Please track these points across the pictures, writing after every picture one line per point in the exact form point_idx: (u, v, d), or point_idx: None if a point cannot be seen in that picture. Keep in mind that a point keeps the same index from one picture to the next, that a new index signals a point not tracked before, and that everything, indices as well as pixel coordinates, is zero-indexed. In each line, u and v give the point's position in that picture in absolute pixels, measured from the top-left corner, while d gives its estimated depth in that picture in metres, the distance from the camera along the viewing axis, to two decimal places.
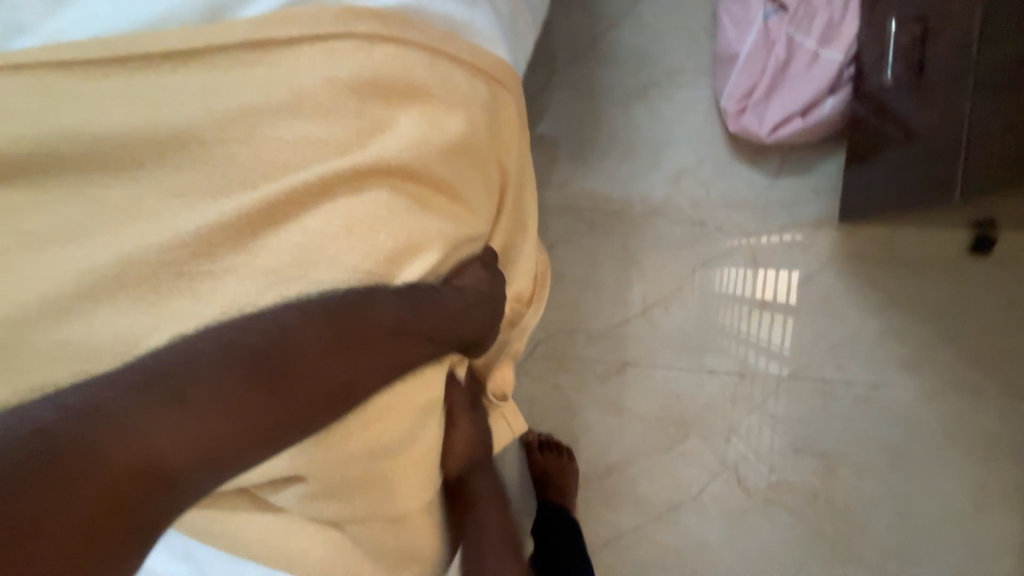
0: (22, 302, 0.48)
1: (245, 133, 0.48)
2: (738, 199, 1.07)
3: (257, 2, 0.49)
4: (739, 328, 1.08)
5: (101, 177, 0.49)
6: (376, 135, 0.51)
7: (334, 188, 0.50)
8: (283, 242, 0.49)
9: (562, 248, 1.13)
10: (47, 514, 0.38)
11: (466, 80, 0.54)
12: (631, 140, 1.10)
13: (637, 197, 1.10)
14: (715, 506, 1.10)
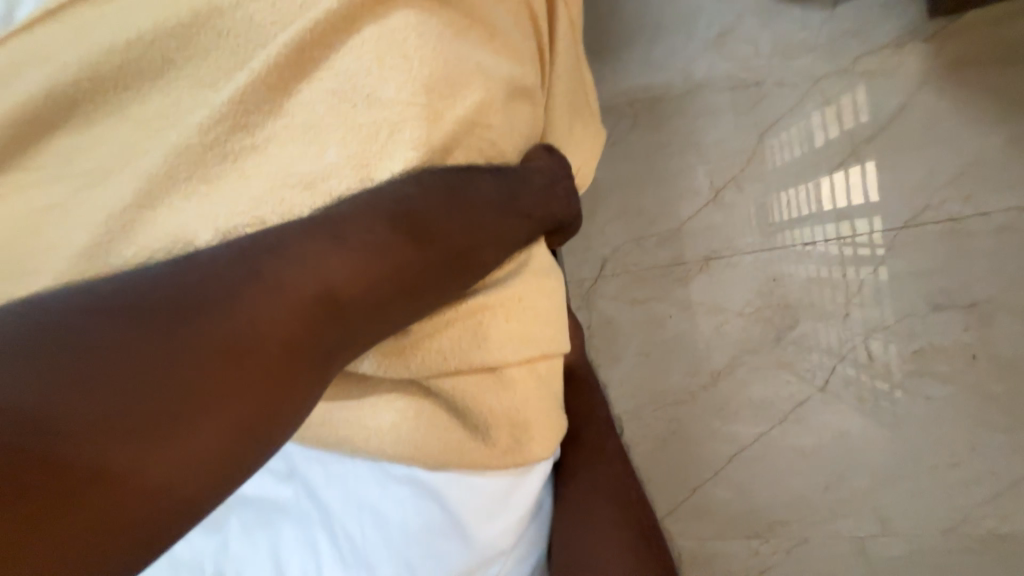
0: (106, 232, 0.48)
1: (283, 2, 0.46)
2: (794, 45, 0.95)
3: None
4: (824, 187, 0.96)
5: (141, 90, 0.49)
6: None
7: (361, 19, 0.47)
8: (317, 91, 0.47)
9: (608, 153, 1.04)
10: (251, 327, 0.38)
11: None
12: (656, 16, 1.00)
13: (678, 76, 1.00)
14: (849, 393, 0.97)
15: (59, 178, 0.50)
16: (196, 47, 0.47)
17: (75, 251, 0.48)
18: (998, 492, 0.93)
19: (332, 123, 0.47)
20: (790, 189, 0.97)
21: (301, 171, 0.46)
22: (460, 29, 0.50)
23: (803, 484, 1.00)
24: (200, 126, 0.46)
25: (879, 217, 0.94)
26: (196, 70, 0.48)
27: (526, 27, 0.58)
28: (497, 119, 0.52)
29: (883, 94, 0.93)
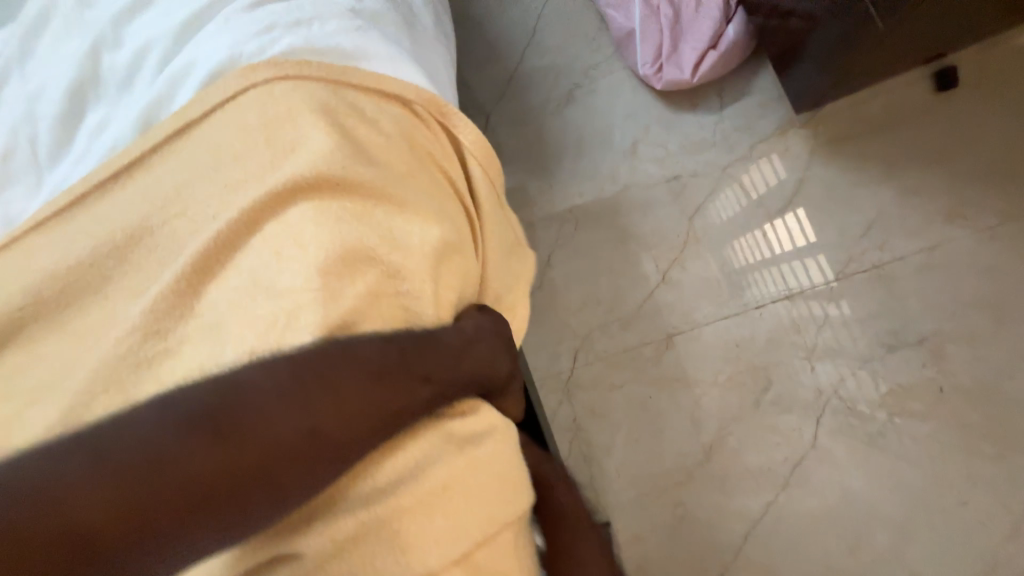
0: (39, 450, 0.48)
1: (207, 213, 0.54)
2: (698, 143, 1.11)
3: (180, 95, 0.62)
4: (760, 251, 1.06)
5: (86, 303, 0.54)
6: (291, 154, 0.56)
7: (261, 216, 0.54)
8: (223, 290, 0.51)
9: (559, 254, 1.13)
10: (188, 500, 0.36)
11: (373, 104, 0.63)
12: (578, 136, 1.16)
13: (607, 181, 1.14)
14: (838, 445, 0.98)
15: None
16: (166, 258, 0.54)
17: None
18: (1016, 523, 0.91)
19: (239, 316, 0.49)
20: (733, 243, 1.07)
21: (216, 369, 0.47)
22: (367, 203, 0.57)
23: (824, 552, 0.96)
24: (125, 334, 0.50)
25: (817, 258, 1.03)
26: (134, 279, 0.54)
27: (435, 178, 0.65)
28: (416, 268, 0.55)
29: (782, 171, 1.07)
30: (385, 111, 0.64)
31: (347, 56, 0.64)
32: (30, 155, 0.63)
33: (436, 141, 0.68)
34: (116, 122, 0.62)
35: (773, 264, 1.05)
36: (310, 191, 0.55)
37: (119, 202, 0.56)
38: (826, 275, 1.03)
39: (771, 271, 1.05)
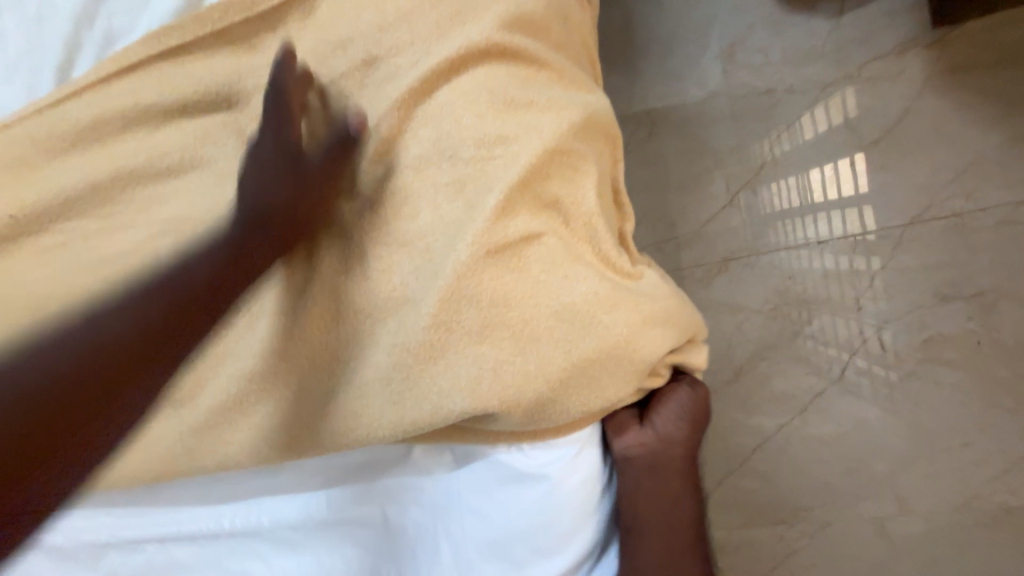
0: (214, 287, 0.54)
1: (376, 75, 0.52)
2: (804, 53, 1.01)
3: None
4: (801, 198, 1.02)
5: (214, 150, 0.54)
6: (459, 18, 0.52)
7: (432, 84, 0.51)
8: (405, 158, 0.50)
9: (626, 161, 1.08)
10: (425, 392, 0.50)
11: None
12: (671, 28, 1.05)
13: (694, 84, 1.05)
14: (866, 382, 1.02)
15: (152, 243, 0.53)
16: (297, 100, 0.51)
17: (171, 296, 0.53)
18: (1008, 467, 0.99)
19: (426, 178, 0.50)
20: (806, 167, 1.02)
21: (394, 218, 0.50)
22: (535, 76, 0.53)
23: (825, 471, 1.04)
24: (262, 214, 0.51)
25: (894, 194, 0.99)
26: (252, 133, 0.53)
27: (584, 63, 0.61)
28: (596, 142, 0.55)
29: (889, 98, 0.99)
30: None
31: None
32: None
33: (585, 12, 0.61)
34: None
35: (813, 211, 1.02)
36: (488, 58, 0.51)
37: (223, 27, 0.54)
38: (866, 226, 1.00)
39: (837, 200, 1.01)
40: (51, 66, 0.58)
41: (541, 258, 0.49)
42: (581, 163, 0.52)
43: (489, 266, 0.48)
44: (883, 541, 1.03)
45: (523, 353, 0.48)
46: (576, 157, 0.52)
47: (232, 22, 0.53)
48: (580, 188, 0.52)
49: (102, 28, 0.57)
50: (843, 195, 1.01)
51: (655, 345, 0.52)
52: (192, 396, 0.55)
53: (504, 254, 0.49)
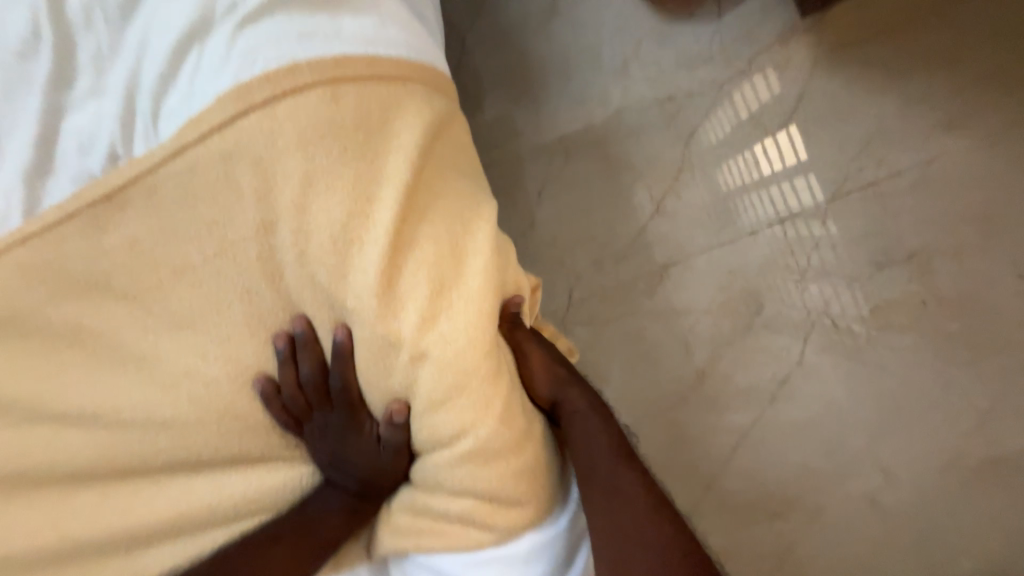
0: (107, 431, 0.52)
1: (188, 194, 0.46)
2: (694, 57, 1.04)
3: (98, 57, 0.49)
4: (746, 176, 1.03)
5: (75, 298, 0.50)
6: (268, 137, 0.44)
7: (246, 211, 0.45)
8: (245, 286, 0.46)
9: (549, 189, 1.09)
10: (329, 453, 0.50)
11: (359, 46, 0.46)
12: (564, 56, 1.08)
13: (597, 105, 1.07)
14: (825, 361, 1.02)
15: (72, 408, 0.52)
16: (134, 243, 0.48)
17: (76, 443, 0.52)
18: (980, 419, 0.98)
19: (283, 305, 0.47)
20: (719, 164, 1.04)
21: (256, 333, 0.48)
22: (365, 196, 0.45)
23: (805, 456, 1.04)
24: (148, 352, 0.50)
25: (809, 175, 1.01)
26: (108, 275, 0.49)
27: (446, 131, 0.52)
28: (473, 241, 0.48)
29: (783, 86, 1.01)
30: (382, 48, 0.48)
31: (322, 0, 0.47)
32: None
33: (446, 85, 0.53)
34: (25, 90, 0.50)
35: (764, 185, 1.03)
36: (313, 187, 0.44)
37: (68, 176, 0.51)
38: (812, 194, 1.01)
39: (758, 192, 1.03)
40: None
41: (424, 390, 0.45)
42: (431, 291, 0.45)
43: (358, 376, 0.47)
44: (877, 517, 1.01)
45: (382, 470, 0.50)
46: (411, 294, 0.45)
47: (69, 161, 0.50)
48: (438, 322, 0.45)
49: None
50: (783, 171, 1.02)
51: (509, 466, 0.47)
52: (121, 535, 0.54)
53: (384, 374, 0.46)
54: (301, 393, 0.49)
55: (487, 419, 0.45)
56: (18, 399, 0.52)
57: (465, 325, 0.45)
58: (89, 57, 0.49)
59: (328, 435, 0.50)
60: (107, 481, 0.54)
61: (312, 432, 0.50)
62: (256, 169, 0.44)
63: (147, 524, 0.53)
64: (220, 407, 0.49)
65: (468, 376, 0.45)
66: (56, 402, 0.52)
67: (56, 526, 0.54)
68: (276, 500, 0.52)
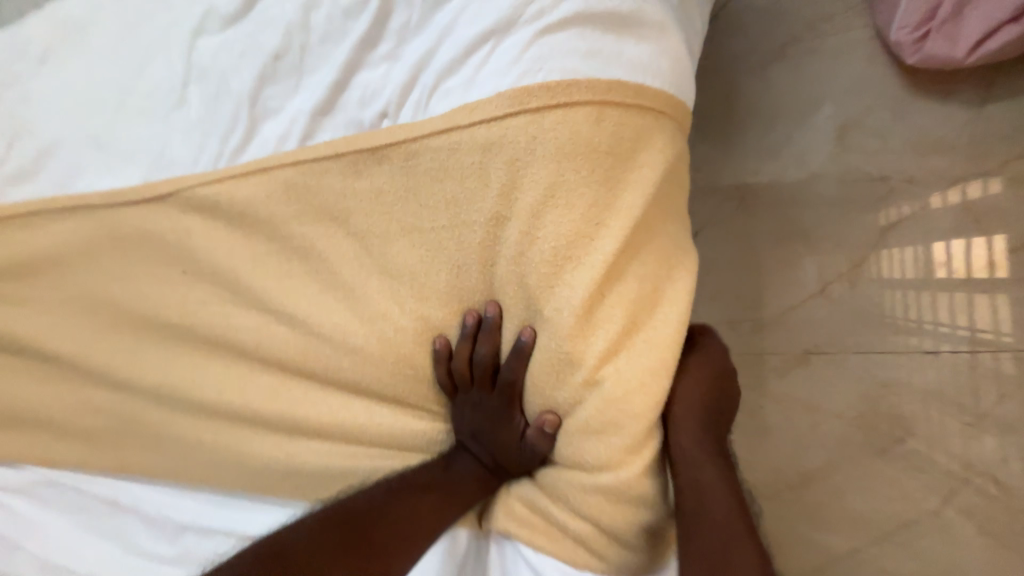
0: (305, 336, 0.62)
1: (440, 169, 0.52)
2: (929, 144, 0.92)
3: (399, 28, 0.56)
4: (944, 290, 0.90)
5: (317, 223, 0.60)
6: (528, 141, 0.47)
7: (485, 202, 0.50)
8: (458, 263, 0.52)
9: (708, 233, 1.04)
10: (473, 424, 0.56)
11: (630, 74, 0.47)
12: (773, 105, 1.01)
13: (792, 164, 0.99)
14: (967, 523, 0.88)
15: (286, 308, 0.62)
16: (379, 194, 0.56)
17: (280, 336, 0.64)
18: None
19: (485, 289, 0.52)
20: (915, 266, 0.92)
21: (452, 303, 0.54)
22: (591, 220, 0.47)
23: None
24: (358, 286, 0.58)
25: (1020, 310, 0.87)
26: (349, 214, 0.58)
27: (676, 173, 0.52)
28: (673, 288, 0.50)
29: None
30: (649, 79, 0.48)
31: (608, 22, 0.48)
32: (258, 48, 0.65)
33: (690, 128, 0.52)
34: (334, 39, 0.60)
35: (962, 306, 0.89)
36: (549, 201, 0.47)
37: (342, 121, 0.59)
38: (1016, 328, 0.87)
39: (952, 312, 0.89)
40: (218, 128, 0.69)
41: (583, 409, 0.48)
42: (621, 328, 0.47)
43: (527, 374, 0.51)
44: None
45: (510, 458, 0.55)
46: (604, 324, 0.48)
47: (346, 108, 0.59)
48: (617, 356, 0.48)
49: (263, 105, 0.65)
50: (990, 298, 0.88)
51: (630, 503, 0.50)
52: (287, 420, 0.65)
53: (554, 383, 0.49)
54: (469, 368, 0.54)
55: (628, 459, 0.48)
56: (251, 288, 0.65)
57: (644, 369, 0.48)
58: (395, 27, 0.56)
59: (477, 410, 0.55)
60: (290, 374, 0.65)
61: (464, 401, 0.56)
62: (505, 170, 0.48)
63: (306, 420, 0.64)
64: (399, 353, 0.57)
65: (628, 415, 0.47)
66: (275, 299, 0.63)
67: (243, 394, 0.68)
68: (418, 442, 0.60)
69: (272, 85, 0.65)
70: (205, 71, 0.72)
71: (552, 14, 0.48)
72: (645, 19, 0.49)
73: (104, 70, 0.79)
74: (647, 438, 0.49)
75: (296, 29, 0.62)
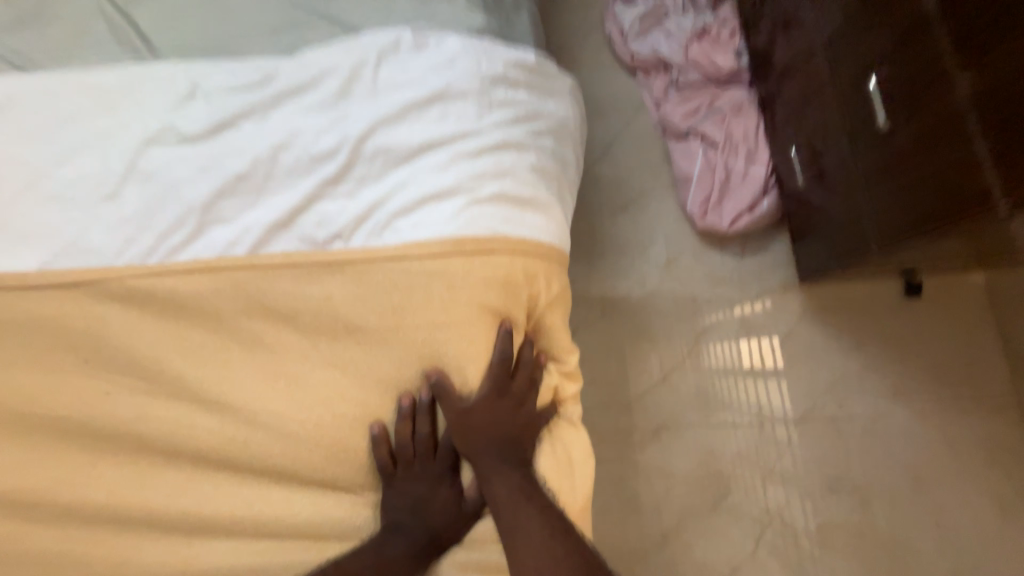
0: (242, 423, 0.67)
1: (388, 286, 0.67)
2: (719, 275, 1.34)
3: (353, 172, 0.72)
4: (737, 378, 1.27)
5: (265, 321, 0.68)
6: (460, 273, 0.66)
7: (424, 313, 0.66)
8: (399, 358, 0.67)
9: (583, 332, 1.32)
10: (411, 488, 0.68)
11: (528, 231, 0.70)
12: (623, 241, 1.38)
13: (637, 284, 1.35)
14: (773, 560, 1.15)
15: (224, 397, 0.67)
16: (327, 299, 0.67)
17: (212, 424, 0.67)
18: None
19: (417, 379, 0.67)
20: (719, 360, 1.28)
21: (391, 390, 0.67)
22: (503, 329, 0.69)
23: None
24: (304, 377, 0.67)
25: (784, 393, 1.26)
26: (299, 314, 0.68)
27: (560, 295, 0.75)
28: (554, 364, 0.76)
29: (777, 320, 1.30)
30: (540, 236, 0.71)
31: (514, 196, 0.70)
32: (220, 167, 0.75)
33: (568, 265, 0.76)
34: (297, 172, 0.73)
35: (750, 389, 1.26)
36: (473, 315, 0.67)
37: (295, 236, 0.70)
38: (783, 404, 1.25)
39: (744, 394, 1.26)
40: (159, 225, 0.74)
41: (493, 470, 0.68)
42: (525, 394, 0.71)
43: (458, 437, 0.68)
44: None
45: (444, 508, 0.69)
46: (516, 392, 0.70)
47: (300, 225, 0.71)
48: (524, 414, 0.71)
49: (216, 213, 0.74)
50: (766, 383, 1.27)
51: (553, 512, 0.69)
52: (211, 508, 0.67)
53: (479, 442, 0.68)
54: (410, 442, 0.68)
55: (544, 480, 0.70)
56: (185, 378, 0.68)
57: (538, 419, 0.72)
58: (351, 170, 0.72)
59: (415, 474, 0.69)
60: (209, 465, 0.68)
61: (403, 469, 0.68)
62: (441, 291, 0.66)
63: (235, 503, 0.68)
64: (334, 436, 0.66)
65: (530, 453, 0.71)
66: (213, 389, 0.68)
67: (161, 485, 0.68)
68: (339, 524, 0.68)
69: (229, 198, 0.74)
70: (151, 173, 0.77)
71: (478, 189, 0.69)
72: (537, 196, 0.72)
73: (28, 160, 0.80)
74: (553, 476, 0.70)
75: (262, 157, 0.74)
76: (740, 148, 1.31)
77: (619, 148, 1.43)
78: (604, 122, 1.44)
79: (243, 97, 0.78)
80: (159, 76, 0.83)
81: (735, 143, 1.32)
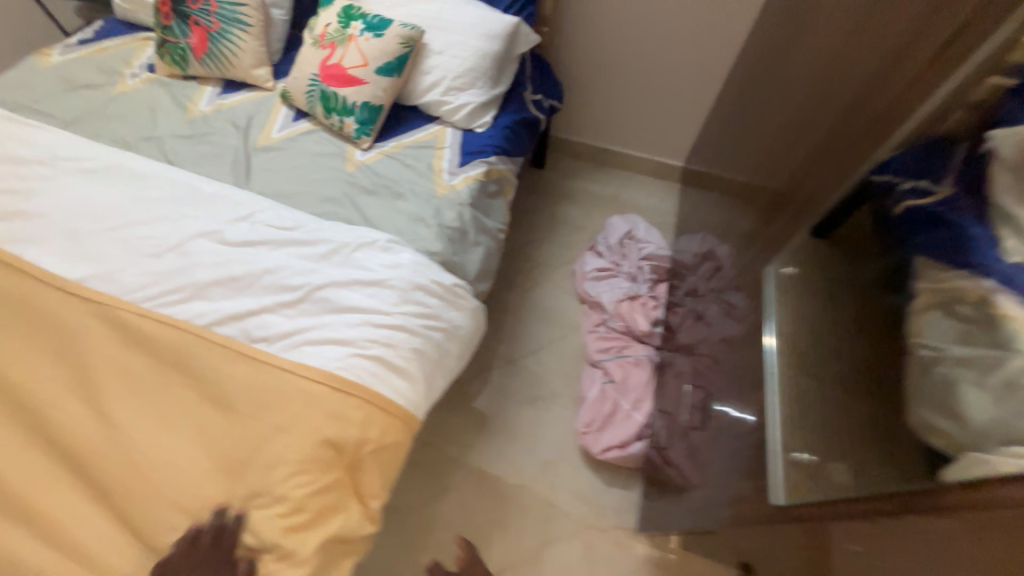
0: (117, 445, 0.88)
1: (271, 388, 0.92)
2: (584, 495, 1.48)
3: (301, 305, 1.05)
4: None
5: (182, 377, 0.94)
6: (321, 398, 0.92)
7: (282, 418, 0.90)
8: (248, 444, 0.89)
9: (450, 496, 1.47)
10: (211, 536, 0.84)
11: (386, 391, 0.96)
12: (518, 428, 1.59)
13: (513, 472, 1.51)
14: None
15: (119, 419, 0.90)
16: (228, 379, 0.93)
17: (97, 436, 0.89)
18: None
19: (251, 463, 0.88)
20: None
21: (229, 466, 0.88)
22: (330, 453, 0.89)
23: None
24: (179, 429, 0.90)
25: None
26: (205, 382, 0.93)
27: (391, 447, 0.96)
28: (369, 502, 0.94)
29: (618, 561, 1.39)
30: (393, 397, 0.96)
31: (388, 363, 0.98)
32: (227, 266, 1.11)
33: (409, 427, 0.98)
34: (268, 290, 1.07)
35: None
36: (313, 433, 0.89)
37: (239, 328, 1.00)
38: None
39: None
40: (165, 285, 1.06)
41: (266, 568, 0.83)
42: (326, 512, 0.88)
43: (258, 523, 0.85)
44: None
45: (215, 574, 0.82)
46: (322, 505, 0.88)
47: (246, 323, 1.01)
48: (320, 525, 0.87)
49: (204, 291, 1.06)
50: None
51: None
52: (49, 502, 0.84)
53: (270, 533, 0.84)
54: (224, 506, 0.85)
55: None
56: (105, 394, 0.92)
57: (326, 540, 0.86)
58: (299, 304, 1.05)
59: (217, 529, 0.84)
60: (73, 467, 0.88)
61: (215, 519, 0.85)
62: (302, 408, 0.91)
63: (66, 507, 0.84)
64: (169, 480, 0.86)
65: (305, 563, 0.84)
66: (117, 410, 0.91)
67: (28, 466, 0.87)
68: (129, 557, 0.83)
69: (218, 286, 1.07)
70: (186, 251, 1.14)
71: (367, 348, 0.99)
72: (406, 370, 1.00)
73: (126, 214, 1.20)
74: None
75: (254, 271, 1.09)
76: (633, 393, 1.59)
77: (548, 353, 1.74)
78: (544, 329, 1.80)
79: (271, 230, 1.18)
80: (235, 199, 1.27)
81: (630, 387, 1.60)
